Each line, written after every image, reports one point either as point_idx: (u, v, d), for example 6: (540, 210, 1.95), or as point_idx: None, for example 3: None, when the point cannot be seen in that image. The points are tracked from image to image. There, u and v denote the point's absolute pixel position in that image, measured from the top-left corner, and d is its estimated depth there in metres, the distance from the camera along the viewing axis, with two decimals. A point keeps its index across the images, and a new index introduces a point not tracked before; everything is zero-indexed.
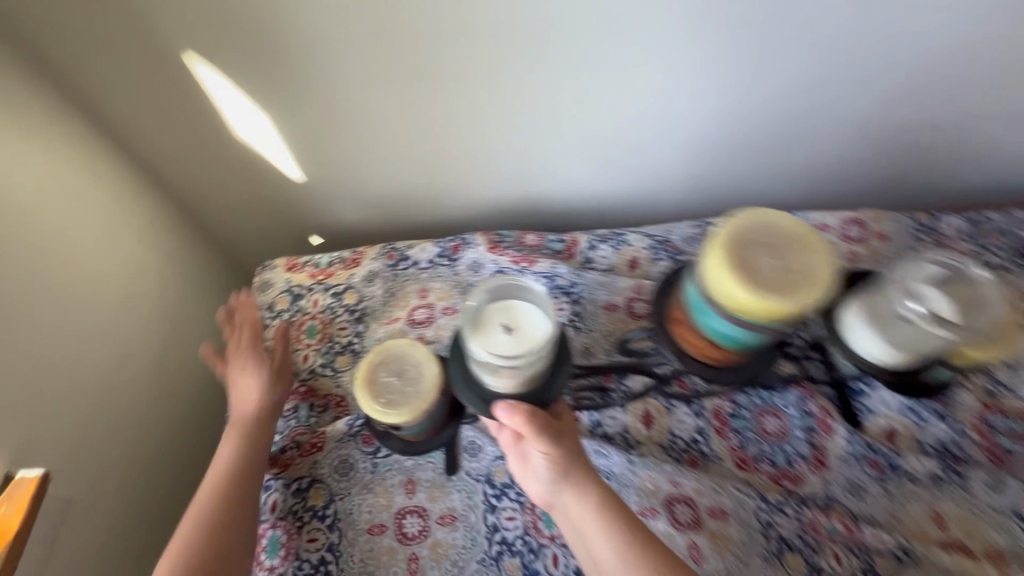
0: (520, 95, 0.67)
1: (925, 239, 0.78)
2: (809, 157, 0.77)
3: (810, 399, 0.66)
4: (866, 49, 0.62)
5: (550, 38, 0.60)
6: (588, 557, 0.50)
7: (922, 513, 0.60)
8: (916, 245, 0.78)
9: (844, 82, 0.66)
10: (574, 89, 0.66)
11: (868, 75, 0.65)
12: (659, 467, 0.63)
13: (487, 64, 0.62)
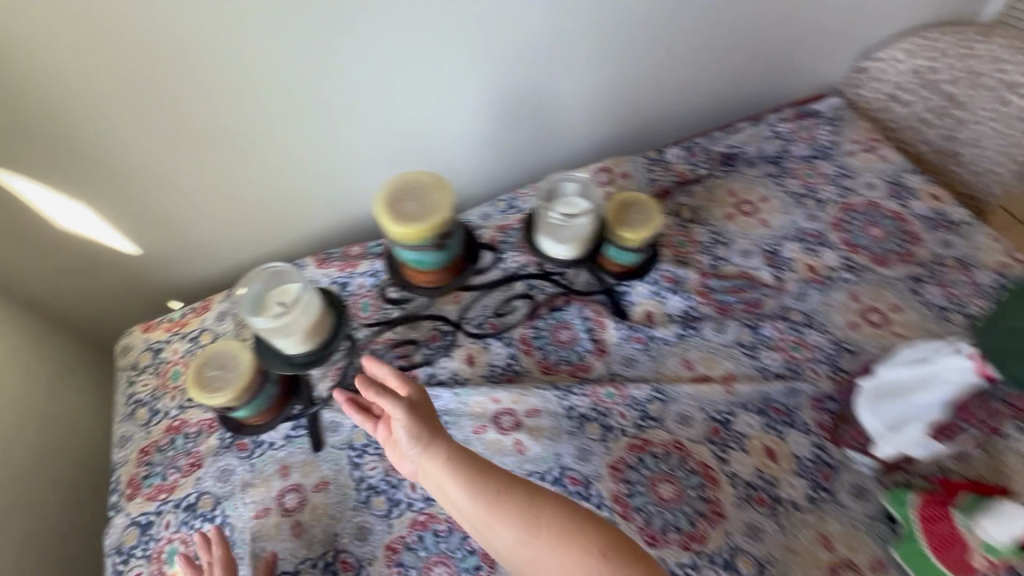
0: (309, 127, 0.85)
1: (654, 168, 1.03)
2: (548, 124, 1.03)
3: (587, 307, 0.86)
4: (542, 39, 0.90)
5: (316, 77, 0.79)
6: (453, 507, 0.59)
7: (675, 362, 0.81)
8: (649, 174, 1.02)
9: (541, 63, 0.93)
10: (350, 112, 0.85)
11: (553, 55, 0.92)
12: (481, 390, 0.79)
13: (272, 108, 0.80)
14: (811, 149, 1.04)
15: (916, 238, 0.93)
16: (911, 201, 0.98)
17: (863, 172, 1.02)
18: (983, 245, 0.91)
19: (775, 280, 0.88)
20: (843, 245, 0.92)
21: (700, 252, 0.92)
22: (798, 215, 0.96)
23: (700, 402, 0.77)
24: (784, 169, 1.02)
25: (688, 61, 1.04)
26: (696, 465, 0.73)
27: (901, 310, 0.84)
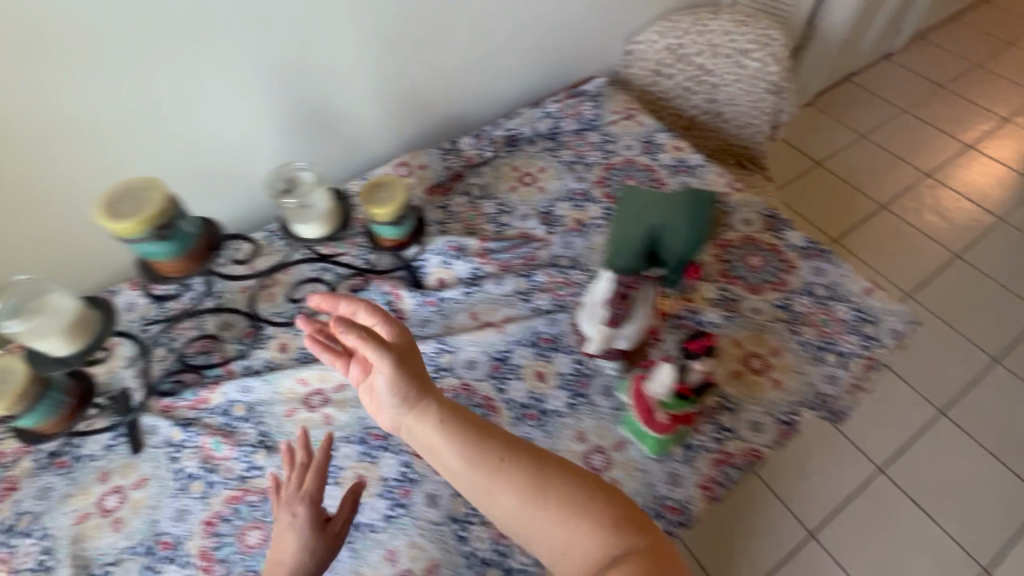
0: (96, 160, 0.91)
1: (448, 155, 1.16)
2: (346, 129, 1.15)
3: (386, 284, 0.97)
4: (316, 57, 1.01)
5: (89, 113, 0.86)
6: (436, 463, 0.61)
7: (463, 316, 0.94)
8: (444, 161, 1.16)
9: (322, 77, 1.05)
10: (138, 141, 0.93)
11: (331, 70, 1.04)
12: (289, 371, 0.87)
13: (51, 145, 0.86)
14: (579, 123, 1.22)
15: (661, 183, 1.12)
16: (659, 154, 1.18)
17: (622, 136, 1.21)
18: (712, 181, 1.12)
19: (548, 235, 1.04)
20: (604, 198, 1.10)
21: (487, 222, 1.07)
22: (569, 179, 1.13)
23: (482, 345, 0.90)
24: (558, 142, 1.20)
25: (461, 60, 1.20)
26: (479, 398, 0.85)
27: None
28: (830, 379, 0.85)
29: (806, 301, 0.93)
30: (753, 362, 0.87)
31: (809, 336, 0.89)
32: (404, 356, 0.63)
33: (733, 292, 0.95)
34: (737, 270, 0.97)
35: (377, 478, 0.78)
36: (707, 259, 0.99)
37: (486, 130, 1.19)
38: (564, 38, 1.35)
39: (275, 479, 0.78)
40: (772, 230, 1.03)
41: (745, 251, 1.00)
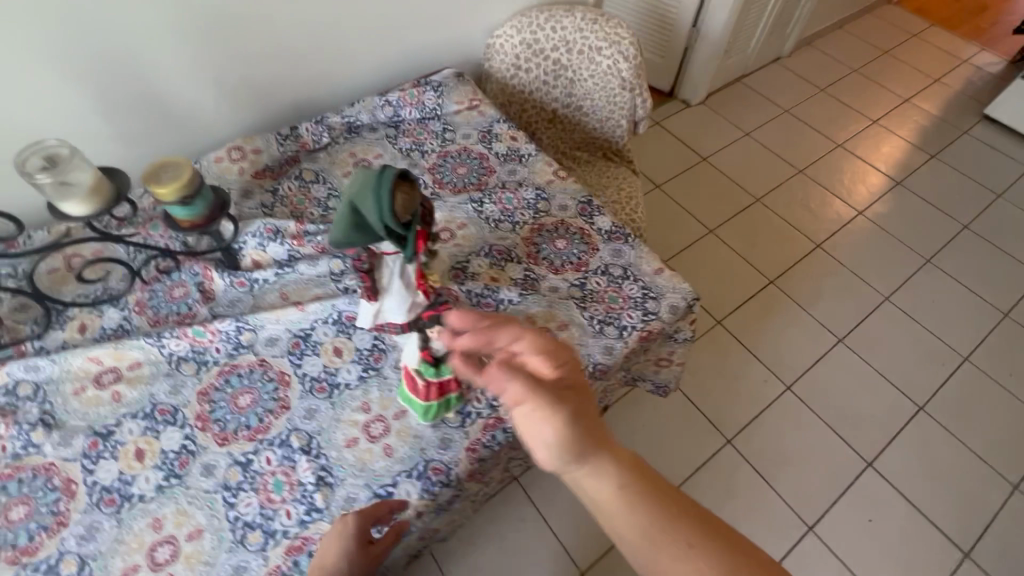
0: None
1: (284, 140, 1.18)
2: (177, 113, 1.14)
3: (197, 265, 0.98)
4: (129, 43, 1.00)
5: None
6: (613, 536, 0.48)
7: (273, 296, 0.96)
8: (280, 146, 1.17)
9: (139, 62, 1.03)
10: None
11: (148, 55, 1.03)
12: (80, 350, 0.87)
13: None
14: (421, 112, 1.26)
15: (490, 170, 1.17)
16: (495, 143, 1.23)
17: (462, 126, 1.26)
18: (539, 169, 1.18)
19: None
20: (433, 184, 1.14)
21: (315, 207, 1.09)
22: (402, 166, 1.17)
23: (285, 323, 0.92)
24: (398, 130, 1.23)
25: (300, 48, 1.22)
26: (274, 372, 0.88)
27: (464, 226, 1.07)
28: (607, 350, 0.92)
29: (601, 280, 1.01)
30: (540, 336, 0.93)
31: (596, 312, 0.97)
32: (576, 410, 0.50)
33: (535, 272, 1.01)
34: (543, 252, 1.04)
35: (156, 451, 0.80)
36: (518, 241, 1.06)
37: (326, 117, 1.22)
38: (418, 29, 1.39)
39: (50, 455, 0.79)
40: (585, 215, 1.10)
41: (554, 234, 1.07)
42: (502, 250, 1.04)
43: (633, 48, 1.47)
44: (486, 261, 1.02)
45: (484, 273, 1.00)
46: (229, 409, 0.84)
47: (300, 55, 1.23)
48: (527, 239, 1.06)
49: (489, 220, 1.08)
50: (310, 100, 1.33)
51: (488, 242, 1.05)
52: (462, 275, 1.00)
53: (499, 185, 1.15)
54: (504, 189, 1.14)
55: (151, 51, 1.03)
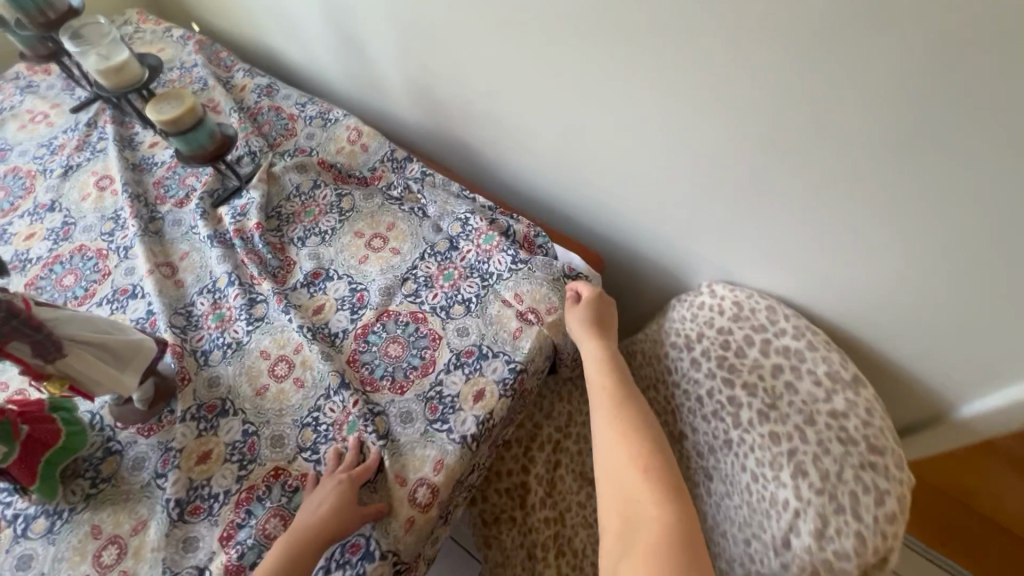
0: None
1: (386, 162, 1.06)
2: (373, 76, 1.15)
3: (209, 176, 1.05)
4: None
5: None
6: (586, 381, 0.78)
7: (185, 248, 0.98)
8: (378, 163, 1.07)
9: (354, 18, 1.05)
10: None
11: (360, 17, 1.03)
12: (123, 154, 1.10)
13: None
14: (476, 261, 0.92)
15: (398, 387, 0.81)
16: (459, 373, 0.82)
17: (478, 317, 0.87)
18: (421, 454, 0.76)
19: (290, 286, 0.92)
20: (358, 325, 0.87)
21: (299, 228, 0.99)
22: (380, 280, 0.92)
23: (143, 271, 0.94)
24: (441, 250, 0.94)
25: (481, 105, 1.01)
26: (93, 287, 0.93)
27: (293, 389, 0.82)
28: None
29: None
30: (106, 548, 0.70)
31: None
32: (599, 312, 0.83)
33: (218, 506, 0.73)
34: (253, 506, 0.73)
35: (31, 243, 0.99)
36: (272, 464, 0.76)
37: (430, 177, 1.02)
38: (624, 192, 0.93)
39: (40, 186, 1.07)
40: (339, 553, 0.70)
41: (291, 512, 0.72)
42: (255, 449, 0.77)
43: (847, 543, 0.70)
44: (233, 434, 0.78)
45: (210, 439, 0.77)
46: (58, 276, 0.95)
47: (485, 109, 1.01)
48: (281, 474, 0.75)
49: (304, 416, 0.80)
50: (477, 152, 1.12)
51: (264, 426, 0.79)
52: (208, 414, 0.79)
53: (374, 406, 0.79)
54: (366, 417, 0.78)
55: (365, 15, 1.02)
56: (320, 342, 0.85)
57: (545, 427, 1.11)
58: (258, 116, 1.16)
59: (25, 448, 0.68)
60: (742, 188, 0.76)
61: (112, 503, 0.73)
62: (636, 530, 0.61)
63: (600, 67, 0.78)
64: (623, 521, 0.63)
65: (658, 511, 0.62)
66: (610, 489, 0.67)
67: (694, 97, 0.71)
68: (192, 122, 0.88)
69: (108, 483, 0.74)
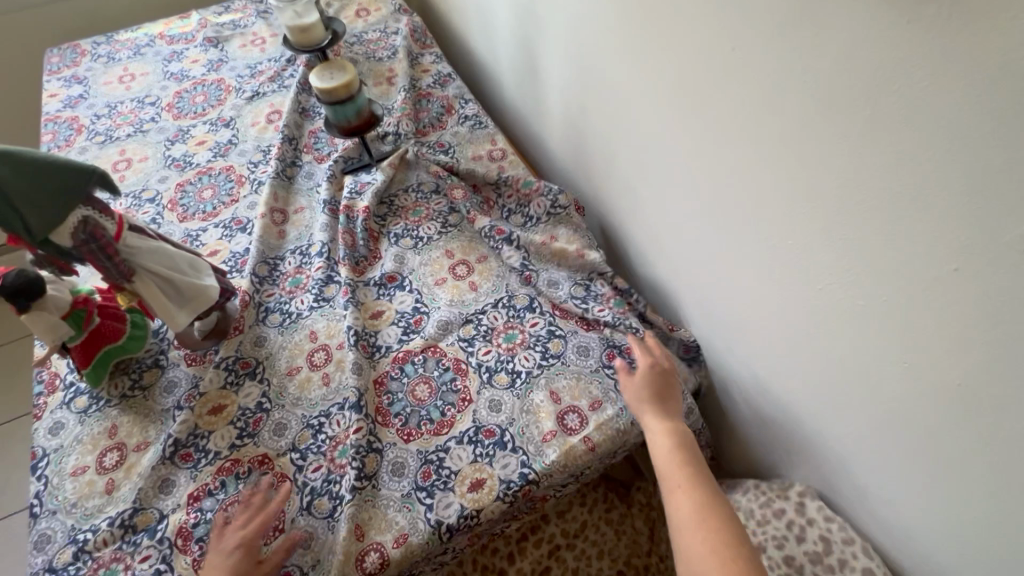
0: None
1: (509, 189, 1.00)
2: (540, 100, 1.09)
3: (352, 143, 1.08)
4: (545, 20, 0.96)
5: None
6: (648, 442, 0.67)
7: (303, 203, 1.02)
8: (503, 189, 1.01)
9: (541, 40, 0.99)
10: None
11: (547, 41, 0.97)
12: (300, 95, 1.18)
13: None
14: (545, 335, 0.83)
15: (404, 433, 0.75)
16: (468, 449, 0.74)
17: (517, 398, 0.77)
18: (390, 518, 0.69)
19: (363, 280, 0.91)
20: (401, 349, 0.83)
21: (399, 225, 0.97)
22: (445, 312, 0.86)
23: (259, 210, 0.99)
24: (517, 305, 0.86)
25: (625, 174, 0.89)
26: (221, 208, 1.02)
27: (319, 383, 0.80)
28: (45, 536, 0.69)
29: (143, 567, 0.66)
30: (109, 452, 0.75)
31: (96, 542, 0.67)
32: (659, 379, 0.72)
33: (204, 463, 0.73)
34: (229, 480, 0.72)
35: (200, 150, 1.12)
36: (263, 450, 0.75)
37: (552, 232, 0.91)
38: (740, 338, 0.75)
39: (229, 103, 1.20)
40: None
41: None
42: (257, 427, 0.76)
43: None
44: (248, 401, 0.79)
45: (229, 396, 0.79)
46: (201, 187, 1.06)
47: (627, 177, 0.89)
48: (265, 464, 0.73)
49: (312, 415, 0.77)
50: (607, 215, 1.01)
51: (277, 408, 0.78)
52: (239, 370, 0.81)
53: (374, 441, 0.74)
54: (358, 452, 0.72)
55: (551, 41, 0.96)
56: (358, 350, 0.81)
57: (552, 523, 0.98)
58: (420, 99, 1.16)
59: (90, 337, 0.76)
60: (885, 422, 0.56)
61: (135, 413, 0.78)
62: None
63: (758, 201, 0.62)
64: None
65: None
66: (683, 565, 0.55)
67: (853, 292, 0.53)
68: (343, 96, 0.89)
69: (141, 392, 0.80)
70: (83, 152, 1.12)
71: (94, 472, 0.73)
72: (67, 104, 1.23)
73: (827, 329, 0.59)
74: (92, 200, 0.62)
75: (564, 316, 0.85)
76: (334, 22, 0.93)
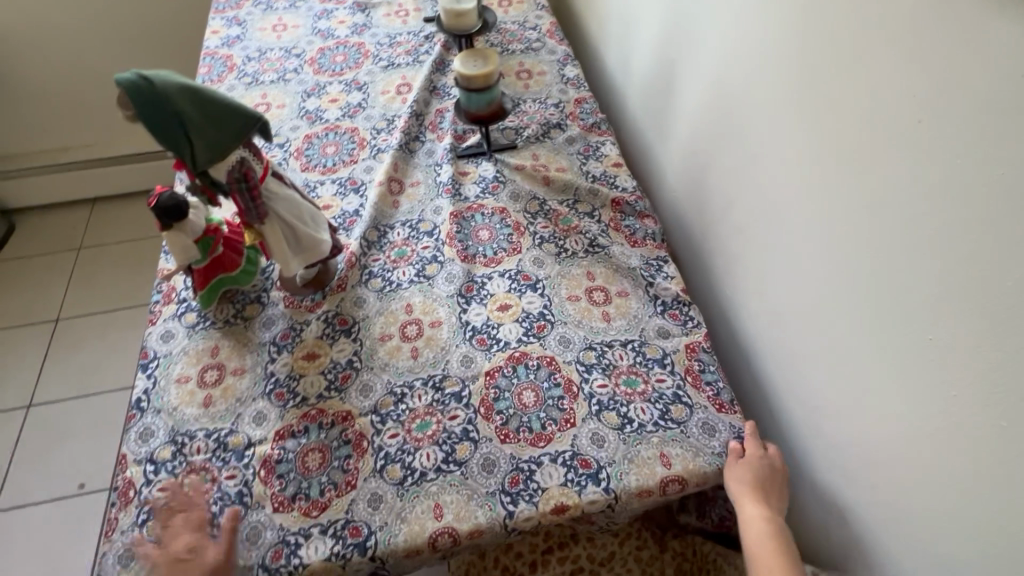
0: None
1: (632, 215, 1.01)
2: (665, 124, 1.07)
3: (476, 133, 1.12)
4: (693, 46, 0.93)
5: None
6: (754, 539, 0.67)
7: (416, 177, 1.06)
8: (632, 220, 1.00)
9: (683, 66, 0.97)
10: None
11: (690, 68, 0.95)
12: (434, 76, 1.22)
13: None
14: (670, 396, 0.80)
15: (501, 433, 0.77)
16: (560, 470, 0.74)
17: (622, 442, 0.76)
18: (470, 508, 0.71)
19: (493, 271, 0.94)
20: (518, 348, 0.85)
21: (543, 233, 0.98)
22: (569, 330, 0.87)
23: (377, 176, 1.05)
24: (647, 354, 0.85)
25: (738, 220, 0.87)
26: (339, 166, 1.07)
27: (407, 354, 0.84)
28: (149, 430, 0.77)
29: (229, 484, 0.73)
30: (211, 369, 0.82)
31: (192, 447, 0.76)
32: (768, 474, 0.72)
33: (291, 404, 0.79)
34: (313, 427, 0.77)
35: (332, 107, 1.18)
36: (348, 407, 0.79)
37: (676, 306, 0.90)
38: (832, 420, 0.72)
39: (364, 68, 1.26)
40: (339, 526, 0.70)
41: (332, 458, 0.75)
42: (345, 383, 0.81)
43: None
44: (340, 356, 0.84)
45: (323, 346, 0.85)
46: (326, 142, 1.12)
47: (740, 224, 0.86)
48: (347, 420, 0.78)
49: (396, 383, 0.81)
50: (705, 255, 0.99)
51: (365, 370, 0.82)
52: (337, 326, 0.86)
53: (471, 431, 0.77)
54: (450, 437, 0.77)
55: (694, 70, 0.94)
56: (473, 343, 0.85)
57: (578, 545, 0.97)
58: (545, 101, 1.18)
59: (211, 263, 0.82)
60: (984, 551, 0.53)
61: (236, 338, 0.85)
62: None
63: (894, 286, 0.59)
64: None
65: None
66: None
67: (998, 408, 0.50)
68: (480, 86, 0.92)
69: (246, 322, 0.87)
70: (232, 90, 1.21)
71: (194, 384, 0.81)
72: (225, 43, 1.33)
73: (947, 437, 0.56)
74: (248, 143, 0.67)
75: (696, 386, 0.82)
76: (486, 13, 0.96)
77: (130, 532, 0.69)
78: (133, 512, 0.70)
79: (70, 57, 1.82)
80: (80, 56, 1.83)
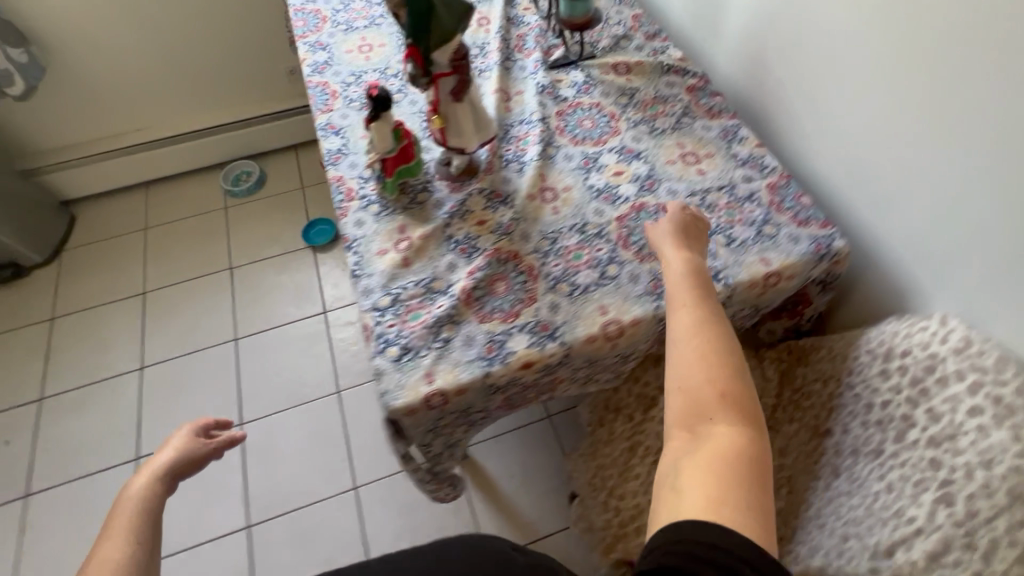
0: None
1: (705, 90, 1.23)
2: (711, 22, 1.29)
3: (560, 48, 1.32)
4: None
5: None
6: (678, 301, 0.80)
7: (518, 88, 1.26)
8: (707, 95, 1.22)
9: None
10: None
11: None
12: (510, 9, 1.42)
13: None
14: (760, 221, 1.03)
15: (639, 255, 0.99)
16: None
17: (733, 253, 0.99)
18: (627, 306, 0.93)
19: (602, 149, 1.14)
20: (637, 199, 1.06)
21: (637, 116, 1.20)
22: (674, 183, 1.08)
23: (487, 90, 1.24)
24: (739, 194, 1.06)
25: (798, 81, 1.10)
26: None
27: (550, 211, 1.05)
28: (368, 289, 0.96)
29: (439, 311, 0.92)
30: (402, 240, 1.01)
31: (407, 295, 0.95)
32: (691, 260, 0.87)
33: (476, 254, 1.00)
34: (492, 261, 0.98)
35: None
36: (515, 248, 1.00)
37: (752, 159, 1.11)
38: (899, 202, 0.96)
39: None
40: (531, 326, 0.91)
41: (513, 283, 0.96)
42: (510, 230, 1.02)
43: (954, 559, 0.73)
44: (502, 217, 1.04)
45: (489, 214, 1.05)
46: None
47: (800, 82, 1.09)
48: (518, 259, 0.99)
49: (548, 231, 1.02)
50: (768, 122, 1.22)
51: (522, 223, 1.03)
52: (495, 199, 1.07)
53: (614, 257, 0.99)
54: (600, 262, 0.98)
55: None
56: (601, 200, 1.06)
57: None
58: (609, 18, 1.39)
59: (399, 154, 1.01)
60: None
61: (415, 218, 1.05)
62: (703, 435, 0.65)
63: (946, 79, 0.83)
64: (690, 429, 0.66)
65: (724, 420, 0.65)
66: (682, 395, 0.69)
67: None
68: None
69: (418, 205, 1.06)
70: (334, 37, 1.37)
71: (393, 252, 1.00)
72: None
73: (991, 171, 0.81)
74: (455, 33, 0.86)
75: (780, 212, 1.03)
76: None
77: (378, 355, 0.89)
78: (373, 343, 0.91)
79: (117, 42, 1.90)
80: (130, 40, 1.91)
